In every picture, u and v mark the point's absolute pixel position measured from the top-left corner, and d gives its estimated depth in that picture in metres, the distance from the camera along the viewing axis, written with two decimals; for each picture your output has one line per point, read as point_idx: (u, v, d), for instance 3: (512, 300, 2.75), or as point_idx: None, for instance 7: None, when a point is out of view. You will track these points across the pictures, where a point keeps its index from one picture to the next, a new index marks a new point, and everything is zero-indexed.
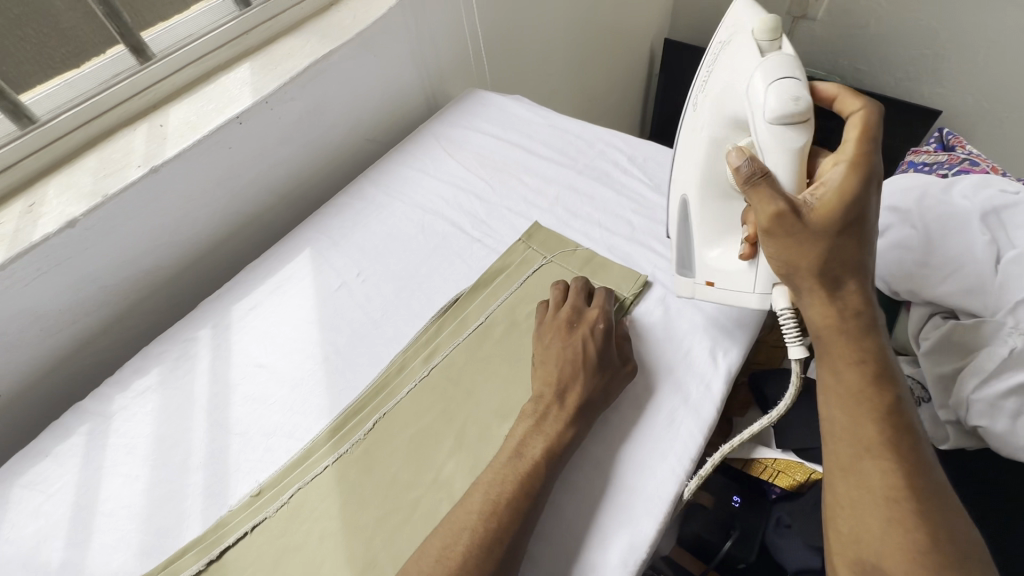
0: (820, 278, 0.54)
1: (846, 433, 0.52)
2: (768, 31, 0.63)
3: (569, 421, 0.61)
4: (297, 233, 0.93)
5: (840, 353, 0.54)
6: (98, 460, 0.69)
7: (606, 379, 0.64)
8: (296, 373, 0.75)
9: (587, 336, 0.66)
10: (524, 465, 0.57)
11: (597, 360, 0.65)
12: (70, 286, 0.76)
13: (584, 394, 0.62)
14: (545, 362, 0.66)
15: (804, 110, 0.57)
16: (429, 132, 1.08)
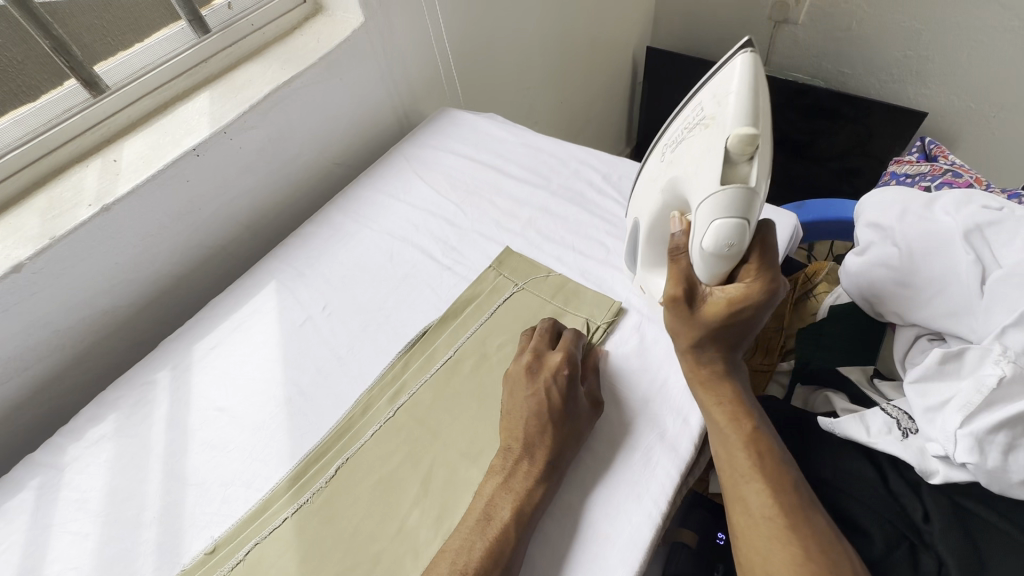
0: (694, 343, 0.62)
1: (727, 465, 0.58)
2: (740, 149, 0.55)
3: (537, 478, 0.58)
4: (263, 265, 0.90)
5: (707, 395, 0.62)
6: (48, 517, 0.66)
7: (572, 427, 0.62)
8: (257, 416, 0.71)
9: (550, 383, 0.63)
10: (493, 530, 0.55)
11: (561, 408, 0.62)
12: (19, 332, 0.72)
13: (552, 447, 0.59)
14: (508, 418, 0.63)
15: (736, 252, 0.58)
16: (401, 155, 1.06)
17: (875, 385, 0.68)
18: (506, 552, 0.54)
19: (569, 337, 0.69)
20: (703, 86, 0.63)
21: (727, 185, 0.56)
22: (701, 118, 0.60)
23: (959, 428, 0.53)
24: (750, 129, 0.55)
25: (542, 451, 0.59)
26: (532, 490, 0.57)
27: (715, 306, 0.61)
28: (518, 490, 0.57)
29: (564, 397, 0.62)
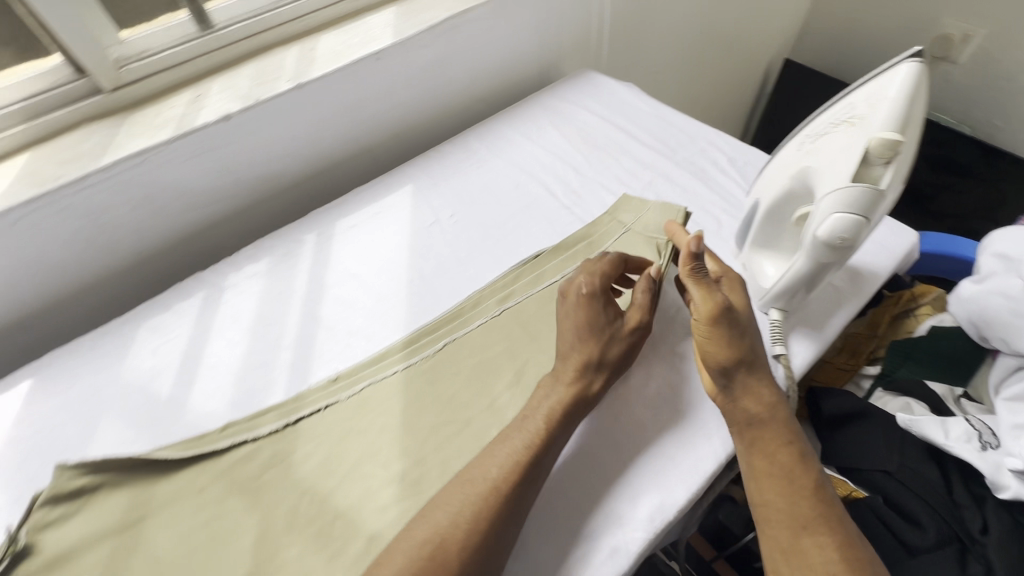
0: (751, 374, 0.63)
1: (784, 515, 0.56)
2: (880, 153, 0.54)
3: (574, 380, 0.64)
4: (403, 170, 1.01)
5: (769, 440, 0.60)
6: (209, 323, 0.80)
7: (607, 340, 0.67)
8: (382, 288, 0.82)
9: (570, 306, 0.69)
10: (536, 425, 0.60)
11: (601, 326, 0.67)
12: (213, 173, 0.87)
13: (582, 359, 0.65)
14: (556, 338, 0.70)
15: (846, 251, 0.58)
16: (539, 103, 1.13)
17: (961, 405, 0.72)
18: (547, 443, 0.60)
19: (612, 262, 0.74)
20: (858, 88, 0.60)
21: (856, 184, 0.55)
22: (847, 116, 0.59)
23: None
24: (894, 136, 0.53)
25: (575, 362, 0.65)
26: (568, 393, 0.63)
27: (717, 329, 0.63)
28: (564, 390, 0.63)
29: (598, 317, 0.68)
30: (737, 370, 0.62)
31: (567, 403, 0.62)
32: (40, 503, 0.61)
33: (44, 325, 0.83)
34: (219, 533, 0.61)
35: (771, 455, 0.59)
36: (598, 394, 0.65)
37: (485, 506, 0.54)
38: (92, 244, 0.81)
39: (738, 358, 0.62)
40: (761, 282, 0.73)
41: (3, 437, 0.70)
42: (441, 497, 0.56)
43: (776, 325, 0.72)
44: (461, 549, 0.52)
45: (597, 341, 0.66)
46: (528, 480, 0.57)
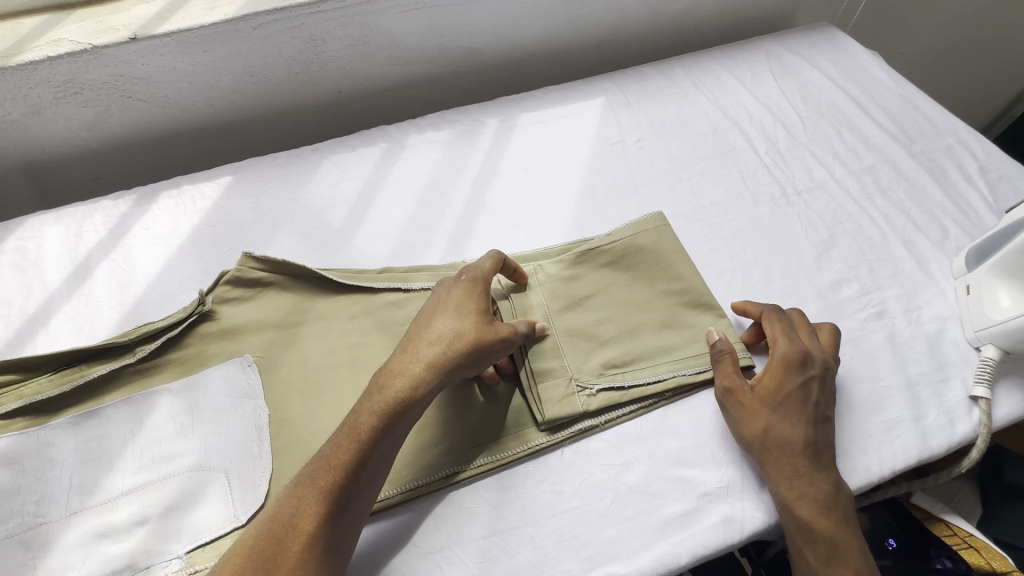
0: (802, 451, 0.55)
1: None
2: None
3: (426, 365, 0.51)
4: (597, 80, 0.95)
5: (816, 510, 0.53)
6: (385, 173, 0.83)
7: (459, 326, 0.53)
8: (552, 191, 0.80)
9: (487, 318, 0.55)
10: (385, 401, 0.49)
11: (477, 317, 0.55)
12: (424, 33, 0.87)
13: (450, 334, 0.53)
14: (473, 327, 0.54)
15: None
16: (763, 48, 1.00)
17: None
18: (394, 417, 0.49)
19: (496, 258, 0.61)
20: None
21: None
22: None
23: None
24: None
25: (438, 351, 0.52)
26: (420, 370, 0.51)
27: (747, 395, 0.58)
28: (412, 362, 0.52)
29: (477, 306, 0.55)
30: (776, 459, 0.55)
31: (419, 376, 0.51)
32: (225, 279, 0.67)
33: (254, 129, 0.92)
34: (361, 361, 0.65)
35: (814, 529, 0.53)
36: (441, 364, 0.52)
37: (354, 462, 0.48)
38: (305, 70, 0.86)
39: (769, 452, 0.56)
40: (990, 310, 0.63)
41: (202, 215, 0.78)
42: (304, 479, 0.47)
43: (989, 362, 0.62)
44: (315, 506, 0.46)
45: (485, 338, 0.54)
46: (382, 441, 0.49)
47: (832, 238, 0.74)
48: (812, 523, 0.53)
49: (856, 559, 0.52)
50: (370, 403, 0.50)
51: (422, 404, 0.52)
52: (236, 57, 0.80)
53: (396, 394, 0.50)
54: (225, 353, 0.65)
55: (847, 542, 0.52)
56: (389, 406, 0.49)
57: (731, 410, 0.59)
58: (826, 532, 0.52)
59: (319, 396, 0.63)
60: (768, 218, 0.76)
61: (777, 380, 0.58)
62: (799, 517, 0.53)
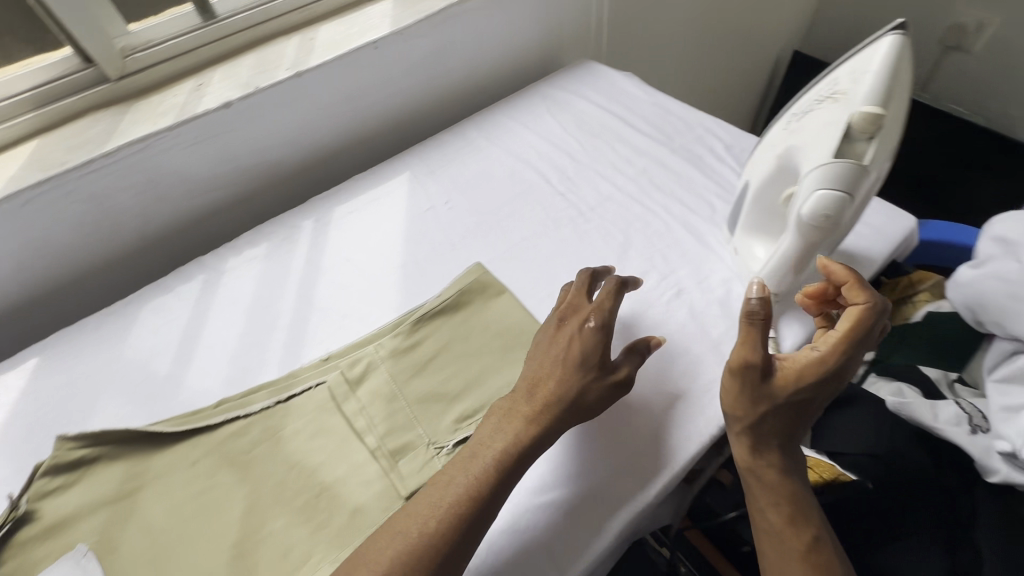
0: (784, 421, 0.58)
1: (777, 545, 0.56)
2: (863, 126, 0.53)
3: (547, 406, 0.58)
4: (401, 158, 1.02)
5: (778, 472, 0.58)
6: (208, 305, 0.82)
7: (592, 378, 0.60)
8: (376, 272, 0.84)
9: (590, 365, 0.60)
10: (483, 461, 0.55)
11: (596, 367, 0.60)
12: (215, 162, 0.89)
13: (557, 393, 0.59)
14: (559, 367, 0.60)
15: (833, 226, 0.57)
16: (537, 92, 1.13)
17: (955, 391, 0.68)
18: (502, 474, 0.55)
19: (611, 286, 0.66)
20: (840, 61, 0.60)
21: (838, 159, 0.54)
22: (833, 90, 0.57)
23: None
24: (877, 109, 0.53)
25: (539, 404, 0.58)
26: (523, 425, 0.57)
27: (559, 377, 0.60)
28: (533, 409, 0.58)
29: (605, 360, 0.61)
30: (762, 440, 0.58)
31: (524, 433, 0.57)
32: (41, 472, 0.62)
33: (62, 300, 0.88)
34: (210, 505, 0.62)
35: (776, 491, 0.57)
36: (548, 413, 0.58)
37: (444, 521, 0.51)
38: (97, 229, 0.84)
39: (754, 434, 0.58)
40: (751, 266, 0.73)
41: (8, 410, 0.72)
42: (384, 535, 0.52)
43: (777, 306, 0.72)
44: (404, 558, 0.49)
45: (592, 381, 0.60)
46: (487, 502, 0.53)
47: (627, 239, 0.84)
48: (777, 486, 0.57)
49: (814, 519, 0.56)
50: (465, 457, 0.56)
51: (528, 459, 0.56)
52: (12, 236, 0.77)
53: (494, 452, 0.56)
54: (54, 553, 0.59)
55: (806, 502, 0.57)
56: (490, 463, 0.55)
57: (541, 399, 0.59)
58: (788, 495, 0.57)
59: (168, 561, 0.59)
60: (572, 238, 0.85)
61: (575, 353, 0.61)
62: (763, 481, 0.58)
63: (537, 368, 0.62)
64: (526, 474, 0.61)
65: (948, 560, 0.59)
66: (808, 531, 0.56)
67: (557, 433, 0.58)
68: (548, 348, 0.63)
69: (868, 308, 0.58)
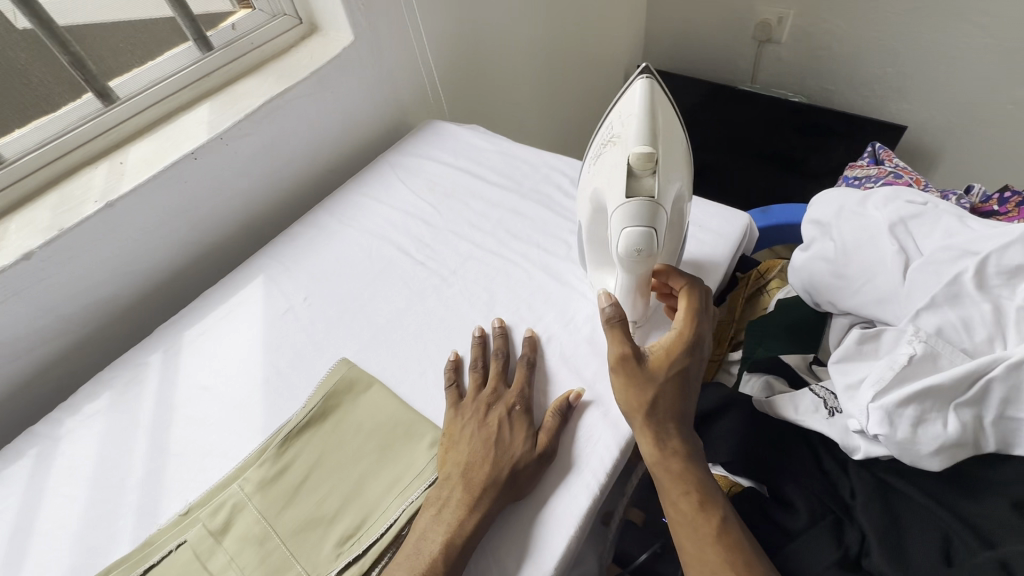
0: (673, 405, 0.61)
1: (689, 534, 0.55)
2: (642, 164, 0.60)
3: (484, 489, 0.58)
4: (253, 261, 0.97)
5: (680, 457, 0.59)
6: (43, 482, 0.72)
7: (526, 451, 0.62)
8: (236, 395, 0.77)
9: (517, 435, 0.63)
10: (427, 555, 0.55)
11: (524, 439, 0.63)
12: (30, 318, 0.80)
13: (494, 472, 0.60)
14: (489, 448, 0.62)
15: (649, 257, 0.61)
16: (387, 163, 1.12)
17: (813, 372, 0.71)
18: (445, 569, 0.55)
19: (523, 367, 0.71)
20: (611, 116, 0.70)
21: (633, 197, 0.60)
22: (614, 139, 0.65)
23: (871, 402, 0.57)
24: (648, 148, 0.60)
25: (479, 483, 0.59)
26: (466, 509, 0.58)
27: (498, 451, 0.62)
28: (468, 497, 0.58)
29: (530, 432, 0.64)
30: (659, 429, 0.60)
31: (464, 517, 0.57)
32: None
33: None
34: None
35: (681, 478, 0.58)
36: (491, 492, 0.58)
37: None
38: None
39: (647, 423, 0.60)
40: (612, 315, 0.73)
41: None
42: None
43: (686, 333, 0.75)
44: None
45: (529, 455, 0.62)
46: None
47: (492, 296, 0.83)
48: (681, 473, 0.58)
49: (721, 503, 0.57)
50: (408, 555, 0.56)
51: (474, 542, 0.57)
52: None
53: (443, 540, 0.56)
54: None
55: (708, 485, 0.58)
56: (439, 553, 0.55)
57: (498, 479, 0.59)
58: (691, 480, 0.58)
59: None
60: (437, 307, 0.83)
61: (505, 422, 0.64)
62: (669, 471, 0.59)
63: (466, 448, 0.63)
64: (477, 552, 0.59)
65: (838, 549, 0.57)
66: (716, 514, 0.56)
67: (492, 509, 0.58)
68: (461, 424, 0.66)
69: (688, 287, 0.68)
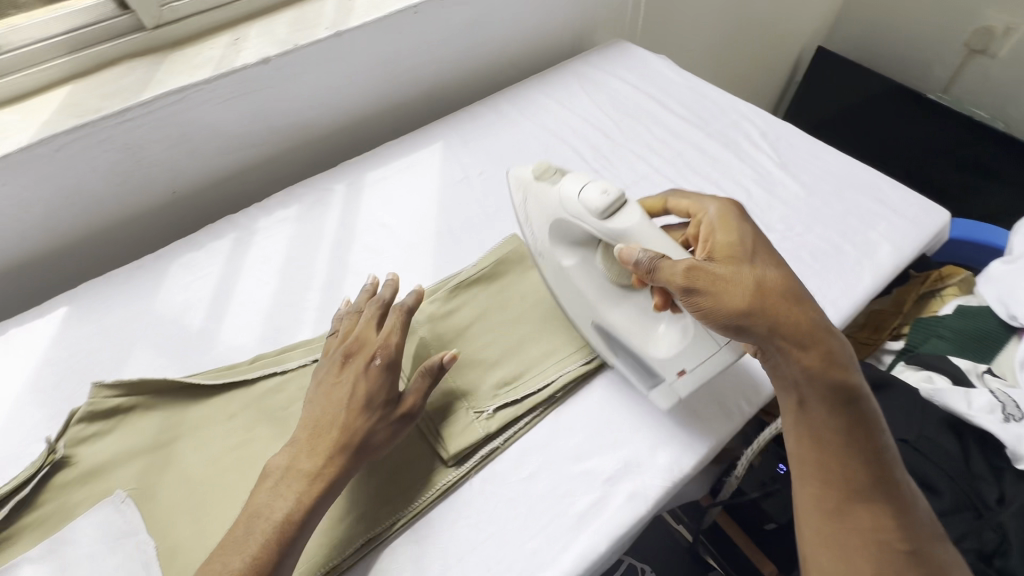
0: (795, 328, 0.52)
1: (822, 471, 0.54)
2: (545, 172, 0.67)
3: (331, 457, 0.55)
4: (433, 127, 1.01)
5: (822, 394, 0.53)
6: (239, 262, 0.81)
7: (378, 416, 0.58)
8: (411, 239, 0.84)
9: (374, 398, 0.58)
10: (285, 507, 0.52)
11: (374, 408, 0.58)
12: (247, 118, 0.87)
13: (365, 442, 0.56)
14: (342, 408, 0.57)
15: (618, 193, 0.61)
16: (571, 71, 1.11)
17: (985, 380, 0.70)
18: (285, 544, 0.51)
19: (395, 324, 0.63)
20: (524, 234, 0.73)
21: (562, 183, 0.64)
22: (519, 187, 0.70)
23: None
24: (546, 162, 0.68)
25: (340, 446, 0.55)
26: (321, 472, 0.54)
27: (356, 411, 0.57)
28: (316, 464, 0.54)
29: (379, 398, 0.58)
30: (792, 357, 0.53)
31: (323, 488, 0.53)
32: (77, 419, 0.62)
33: (87, 252, 0.86)
34: (248, 458, 0.63)
35: (819, 418, 0.54)
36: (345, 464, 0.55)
37: (266, 553, 0.50)
38: (128, 181, 0.83)
39: (762, 335, 0.53)
40: (647, 344, 0.63)
41: (39, 357, 0.72)
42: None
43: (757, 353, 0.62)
44: (255, 559, 0.50)
45: (368, 423, 0.57)
46: (284, 556, 0.51)
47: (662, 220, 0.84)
48: (820, 408, 0.53)
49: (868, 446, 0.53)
50: (303, 517, 0.52)
51: (317, 508, 0.53)
52: (45, 183, 0.76)
53: (296, 498, 0.53)
54: (91, 497, 0.59)
55: (850, 421, 0.53)
56: (298, 495, 0.53)
57: (358, 445, 0.56)
58: (834, 419, 0.53)
59: (209, 509, 0.59)
60: None
61: (354, 373, 0.59)
62: (807, 406, 0.54)
63: (320, 412, 0.58)
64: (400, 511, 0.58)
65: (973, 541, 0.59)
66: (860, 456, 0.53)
67: (340, 481, 0.55)
68: (343, 375, 0.60)
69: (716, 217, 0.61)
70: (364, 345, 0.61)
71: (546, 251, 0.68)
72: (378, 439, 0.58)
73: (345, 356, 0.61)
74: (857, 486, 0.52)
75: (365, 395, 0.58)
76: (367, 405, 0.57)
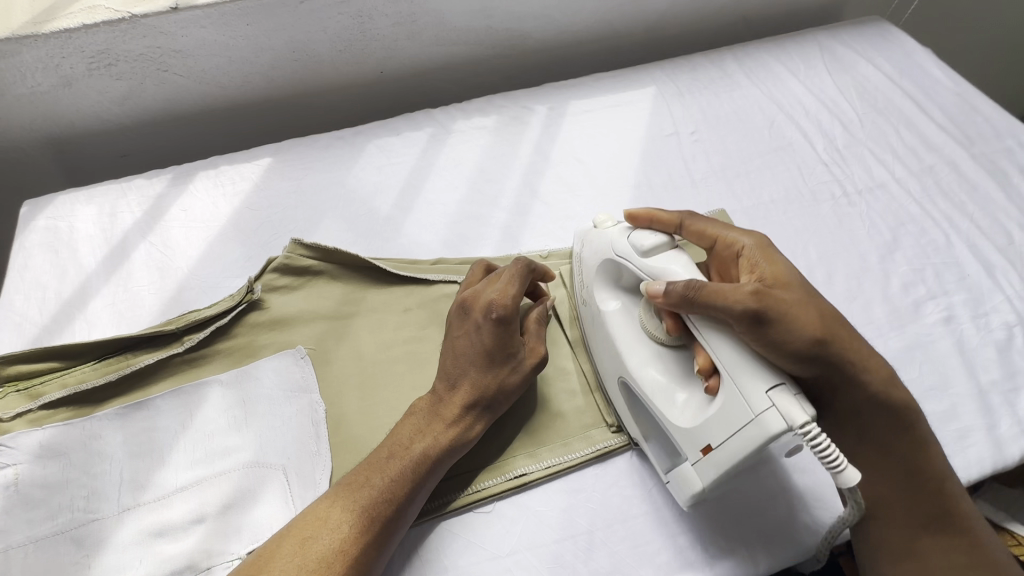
0: (836, 361, 0.47)
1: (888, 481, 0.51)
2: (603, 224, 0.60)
3: (462, 408, 0.53)
4: (648, 66, 0.91)
5: (897, 405, 0.50)
6: (432, 159, 0.79)
7: (499, 375, 0.54)
8: (606, 184, 0.78)
9: (496, 358, 0.54)
10: (424, 442, 0.51)
11: (500, 363, 0.54)
12: (473, 13, 0.83)
13: (487, 399, 0.54)
14: (464, 363, 0.54)
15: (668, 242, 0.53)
16: (816, 39, 0.95)
17: None
18: (418, 479, 0.50)
19: (512, 276, 0.56)
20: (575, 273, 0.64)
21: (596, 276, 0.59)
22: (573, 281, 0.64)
23: None
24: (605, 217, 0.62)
25: (466, 400, 0.53)
26: (455, 421, 0.53)
27: (479, 369, 0.54)
28: (451, 412, 0.53)
29: (506, 354, 0.54)
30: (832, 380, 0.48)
31: (456, 435, 0.52)
32: (273, 267, 0.64)
33: (289, 108, 0.88)
34: (418, 355, 0.63)
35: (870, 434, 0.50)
36: (483, 418, 0.54)
37: (404, 480, 0.49)
38: (347, 49, 0.82)
39: (831, 364, 0.47)
40: (665, 408, 0.51)
41: (242, 198, 0.75)
42: (335, 486, 0.48)
43: (816, 427, 0.42)
44: (394, 482, 0.49)
45: (495, 380, 0.54)
46: (419, 488, 0.50)
47: (895, 240, 0.73)
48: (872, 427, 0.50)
49: (919, 455, 0.50)
50: (439, 457, 0.51)
51: (454, 452, 0.52)
52: (279, 31, 0.76)
53: (429, 440, 0.52)
54: (276, 344, 0.63)
55: (902, 432, 0.50)
56: (439, 435, 0.52)
57: (482, 401, 0.54)
58: (889, 434, 0.50)
59: (377, 391, 0.61)
60: (830, 217, 0.75)
61: (474, 330, 0.55)
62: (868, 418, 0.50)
63: (446, 369, 0.55)
64: (527, 478, 0.55)
65: None
66: (923, 471, 0.50)
67: (474, 426, 0.54)
68: (460, 332, 0.55)
69: (755, 249, 0.52)
70: (477, 301, 0.56)
71: (589, 291, 0.60)
72: (503, 396, 0.54)
73: (464, 310, 0.56)
74: (915, 487, 0.50)
75: (484, 354, 0.54)
76: (489, 366, 0.54)
